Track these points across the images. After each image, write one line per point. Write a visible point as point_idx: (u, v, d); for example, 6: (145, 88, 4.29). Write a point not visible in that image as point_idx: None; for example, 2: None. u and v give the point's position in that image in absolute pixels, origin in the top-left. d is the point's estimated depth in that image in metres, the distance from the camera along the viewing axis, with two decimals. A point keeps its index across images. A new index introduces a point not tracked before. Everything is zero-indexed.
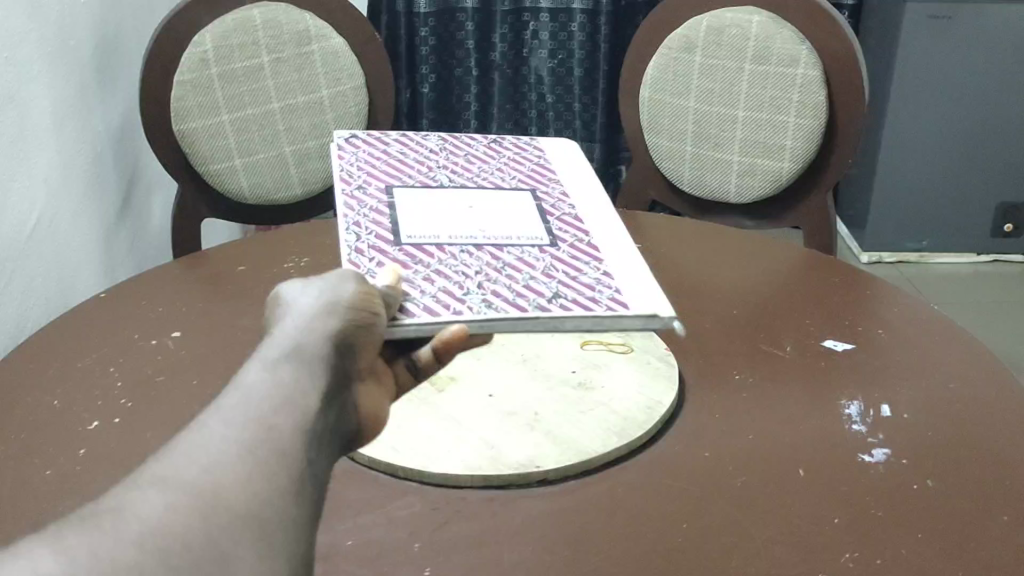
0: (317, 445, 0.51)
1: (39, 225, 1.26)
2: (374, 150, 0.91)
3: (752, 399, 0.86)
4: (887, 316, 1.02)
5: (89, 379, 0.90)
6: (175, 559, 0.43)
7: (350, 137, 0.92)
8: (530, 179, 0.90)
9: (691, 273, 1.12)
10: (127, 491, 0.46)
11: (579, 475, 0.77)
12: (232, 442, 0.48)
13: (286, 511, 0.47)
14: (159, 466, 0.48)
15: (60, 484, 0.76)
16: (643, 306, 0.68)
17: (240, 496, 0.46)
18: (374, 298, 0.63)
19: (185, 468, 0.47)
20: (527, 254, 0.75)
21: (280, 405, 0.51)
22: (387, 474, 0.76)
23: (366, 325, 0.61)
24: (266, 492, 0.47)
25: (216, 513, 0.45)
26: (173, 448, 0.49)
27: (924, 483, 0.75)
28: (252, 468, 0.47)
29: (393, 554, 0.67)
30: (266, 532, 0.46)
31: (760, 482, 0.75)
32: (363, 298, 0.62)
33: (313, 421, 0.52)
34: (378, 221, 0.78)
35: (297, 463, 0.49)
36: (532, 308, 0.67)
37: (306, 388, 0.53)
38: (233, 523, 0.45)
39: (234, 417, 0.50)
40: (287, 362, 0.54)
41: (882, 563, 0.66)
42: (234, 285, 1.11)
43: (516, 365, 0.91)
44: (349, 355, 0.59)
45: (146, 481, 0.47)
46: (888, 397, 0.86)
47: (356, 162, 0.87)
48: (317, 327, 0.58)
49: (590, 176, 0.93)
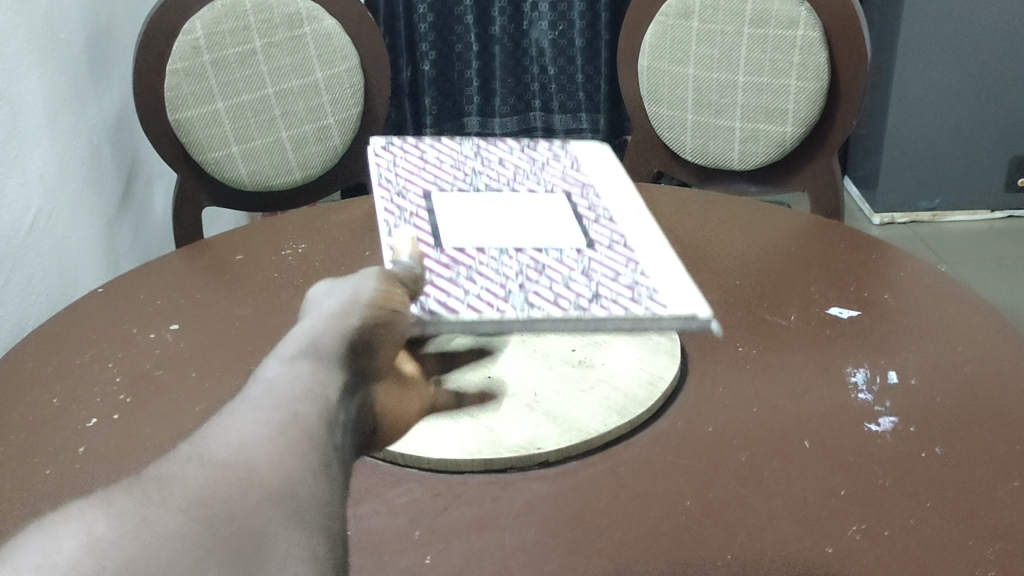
0: (339, 433, 0.53)
1: (37, 220, 1.25)
2: (410, 155, 0.90)
3: (757, 369, 0.85)
4: (895, 281, 1.00)
5: (88, 375, 0.89)
6: (216, 525, 0.44)
7: (386, 143, 0.91)
8: (566, 183, 0.89)
9: (693, 244, 1.11)
10: (168, 463, 0.48)
11: (580, 456, 0.75)
12: (263, 424, 0.50)
13: (316, 488, 0.48)
14: (194, 447, 0.49)
15: (59, 482, 0.75)
16: (683, 307, 0.67)
17: (273, 474, 0.47)
18: (393, 284, 0.65)
19: (219, 446, 0.48)
20: (565, 255, 0.74)
21: (306, 394, 0.53)
22: (386, 462, 0.76)
23: (386, 324, 0.61)
24: (297, 471, 0.48)
25: (251, 487, 0.46)
26: (208, 430, 0.51)
27: (933, 451, 0.73)
28: (283, 450, 0.49)
29: (394, 540, 0.67)
30: (300, 508, 0.46)
31: (764, 455, 0.74)
32: (387, 277, 0.65)
33: (335, 411, 0.53)
34: (419, 225, 0.77)
35: (322, 447, 0.50)
36: (575, 308, 0.65)
37: (327, 382, 0.55)
38: (267, 499, 0.46)
39: (262, 404, 0.52)
40: (310, 351, 0.57)
41: (891, 535, 0.65)
42: (232, 274, 1.10)
43: (515, 346, 0.89)
44: (367, 356, 0.60)
45: (185, 456, 0.49)
46: (895, 362, 0.85)
47: (392, 168, 0.86)
48: (336, 325, 0.60)
49: (622, 176, 0.92)
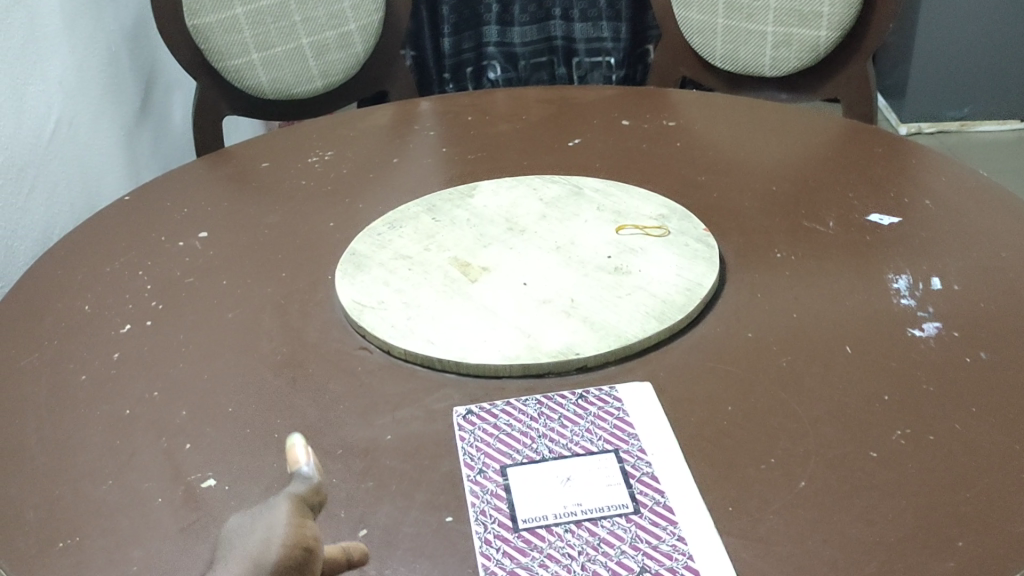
0: None
1: (59, 128, 1.24)
2: None
3: (796, 277, 0.84)
4: (935, 186, 0.98)
5: (118, 282, 0.89)
6: None
7: None
8: None
9: (727, 151, 1.09)
10: None
11: (619, 360, 0.75)
12: None
13: None
14: None
15: (96, 387, 0.75)
16: (670, 458, 0.64)
17: None
18: (308, 512, 0.46)
19: None
20: (568, 407, 0.70)
21: None
22: (425, 367, 0.76)
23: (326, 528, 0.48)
24: None
25: None
26: None
27: (977, 356, 0.72)
28: None
29: (433, 446, 0.67)
30: None
31: (806, 361, 0.73)
32: (298, 500, 0.46)
33: None
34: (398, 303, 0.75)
35: None
36: (570, 489, 0.62)
37: None
38: None
39: None
40: None
41: (936, 440, 0.64)
42: (259, 182, 1.08)
43: (551, 254, 0.88)
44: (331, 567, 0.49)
45: None
46: (938, 269, 0.83)
47: None
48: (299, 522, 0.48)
49: None
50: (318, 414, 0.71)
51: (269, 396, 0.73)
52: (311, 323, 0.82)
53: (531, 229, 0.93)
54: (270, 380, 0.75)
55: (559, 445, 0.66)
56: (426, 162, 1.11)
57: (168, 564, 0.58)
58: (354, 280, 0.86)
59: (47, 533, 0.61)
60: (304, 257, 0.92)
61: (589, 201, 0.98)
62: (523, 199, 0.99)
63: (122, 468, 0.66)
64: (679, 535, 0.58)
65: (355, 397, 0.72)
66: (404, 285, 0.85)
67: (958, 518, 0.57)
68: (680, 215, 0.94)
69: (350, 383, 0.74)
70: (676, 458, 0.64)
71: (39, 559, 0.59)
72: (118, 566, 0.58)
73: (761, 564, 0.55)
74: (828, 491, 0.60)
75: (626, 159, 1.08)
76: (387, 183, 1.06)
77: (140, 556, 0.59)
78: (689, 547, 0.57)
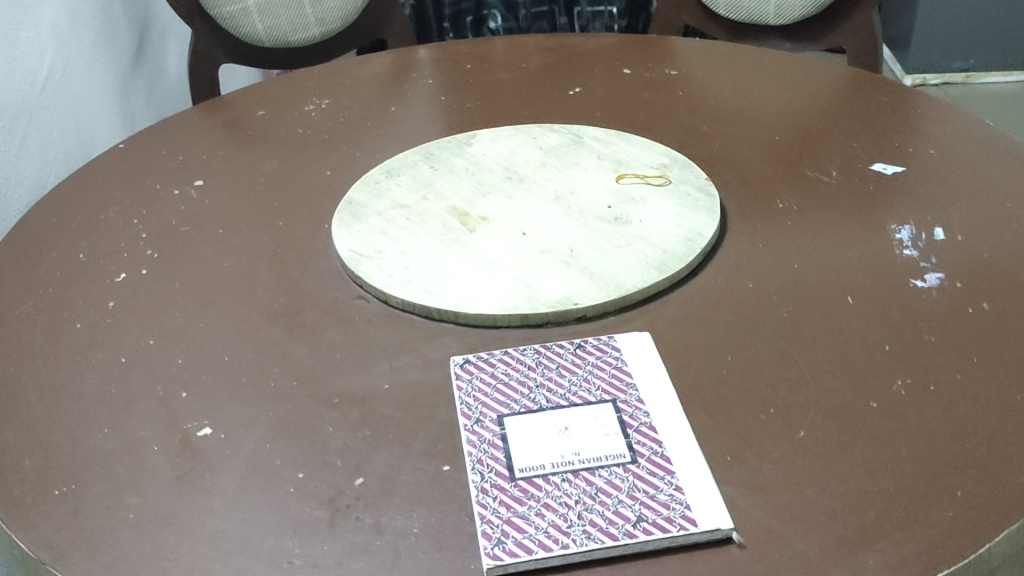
0: None
1: (52, 75, 1.22)
2: None
3: (798, 227, 0.83)
4: (940, 135, 0.96)
5: (113, 231, 0.88)
6: None
7: None
8: None
9: (729, 100, 1.07)
10: None
11: (618, 310, 0.74)
12: None
13: None
14: None
15: (91, 335, 0.74)
16: (669, 409, 0.63)
17: None
18: None
19: None
20: (567, 358, 0.69)
21: None
22: (422, 317, 0.75)
23: None
24: None
25: None
26: None
27: (980, 306, 0.71)
28: None
29: (431, 396, 0.66)
30: None
31: (807, 311, 0.72)
32: None
33: None
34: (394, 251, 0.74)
35: None
36: (568, 438, 0.61)
37: None
38: None
39: None
40: None
41: (937, 390, 0.63)
42: (254, 130, 1.07)
43: (550, 203, 0.87)
44: None
45: None
46: (942, 219, 0.82)
47: None
48: None
49: None
50: (315, 362, 0.70)
51: (265, 345, 0.72)
52: (307, 272, 0.81)
53: (530, 178, 0.92)
54: (266, 329, 0.74)
55: (557, 394, 0.65)
56: (424, 110, 1.09)
57: (164, 511, 0.58)
58: (351, 229, 0.85)
59: (42, 480, 0.61)
60: (301, 206, 0.91)
61: (589, 150, 0.97)
62: (522, 147, 0.98)
63: (118, 416, 0.66)
64: (677, 485, 0.57)
65: (351, 345, 0.72)
66: (402, 234, 0.84)
67: (957, 468, 0.57)
68: (681, 164, 0.93)
69: (347, 332, 0.74)
70: (675, 410, 0.63)
71: (34, 506, 0.59)
72: (114, 513, 0.58)
73: (759, 513, 0.55)
74: (827, 440, 0.60)
75: (626, 108, 1.07)
76: (384, 132, 1.05)
77: (136, 503, 0.59)
78: (686, 496, 0.56)
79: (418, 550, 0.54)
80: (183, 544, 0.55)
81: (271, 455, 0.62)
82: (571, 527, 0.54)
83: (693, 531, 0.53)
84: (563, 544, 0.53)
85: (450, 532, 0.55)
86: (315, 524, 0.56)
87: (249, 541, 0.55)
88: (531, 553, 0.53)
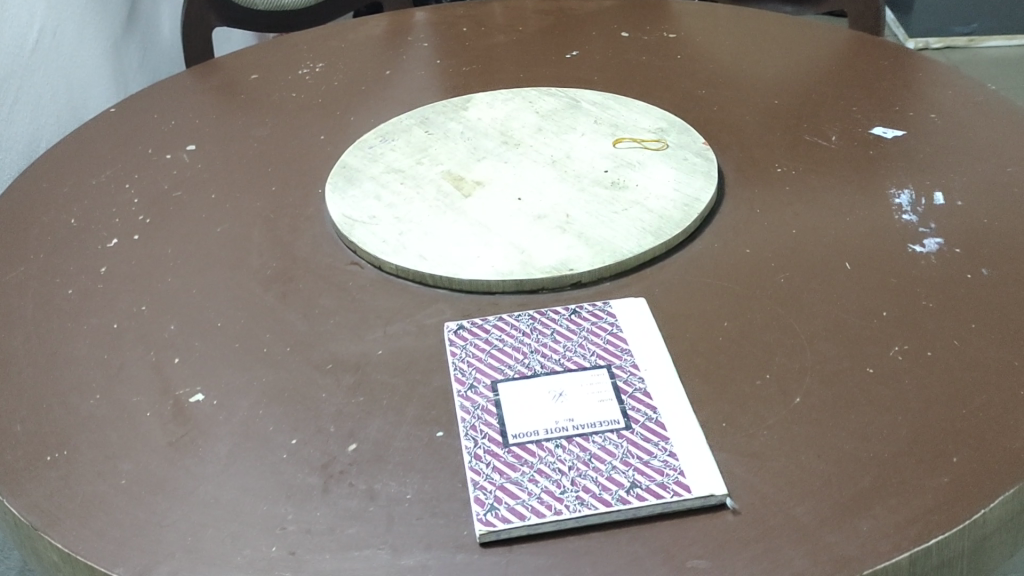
0: None
1: (42, 38, 1.21)
2: None
3: (796, 192, 0.82)
4: (941, 99, 0.95)
5: (105, 196, 0.87)
6: None
7: None
8: None
9: (728, 63, 1.06)
10: None
11: (614, 276, 0.74)
12: None
13: None
14: None
15: (83, 301, 0.74)
16: (665, 376, 0.63)
17: None
18: None
19: None
20: (562, 323, 0.68)
21: None
22: (417, 283, 0.75)
23: None
24: None
25: None
26: None
27: (978, 272, 0.70)
28: None
29: (425, 361, 0.66)
30: None
31: (804, 277, 0.72)
32: None
33: None
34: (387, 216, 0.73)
35: None
36: (562, 404, 0.61)
37: None
38: None
39: None
40: None
41: (934, 356, 0.63)
42: (248, 94, 1.06)
43: (546, 168, 0.87)
44: None
45: None
46: (941, 184, 0.82)
47: None
48: None
49: None
50: (309, 328, 0.70)
51: (258, 310, 0.72)
52: (301, 237, 0.81)
53: (527, 142, 0.91)
54: (260, 295, 0.74)
55: (551, 360, 0.65)
56: (420, 74, 1.08)
57: (157, 477, 0.58)
58: (345, 195, 0.84)
59: (35, 445, 0.60)
60: (295, 171, 0.90)
61: (586, 114, 0.96)
62: (518, 111, 0.97)
63: (110, 382, 0.66)
64: (671, 451, 0.56)
65: (345, 311, 0.71)
66: (397, 200, 0.83)
67: (954, 434, 0.57)
68: (679, 128, 0.92)
69: (341, 297, 0.73)
70: (670, 376, 0.63)
71: (26, 472, 0.58)
72: (107, 479, 0.58)
73: (753, 479, 0.55)
74: (823, 406, 0.59)
75: (624, 72, 1.06)
76: (380, 95, 1.04)
77: (128, 469, 0.58)
78: (680, 462, 0.55)
79: (412, 516, 0.54)
80: (176, 510, 0.55)
81: (264, 421, 0.61)
82: (564, 493, 0.54)
83: (686, 497, 0.53)
84: (556, 510, 0.53)
85: (444, 498, 0.55)
86: (308, 490, 0.56)
87: (242, 507, 0.55)
88: (524, 519, 0.52)
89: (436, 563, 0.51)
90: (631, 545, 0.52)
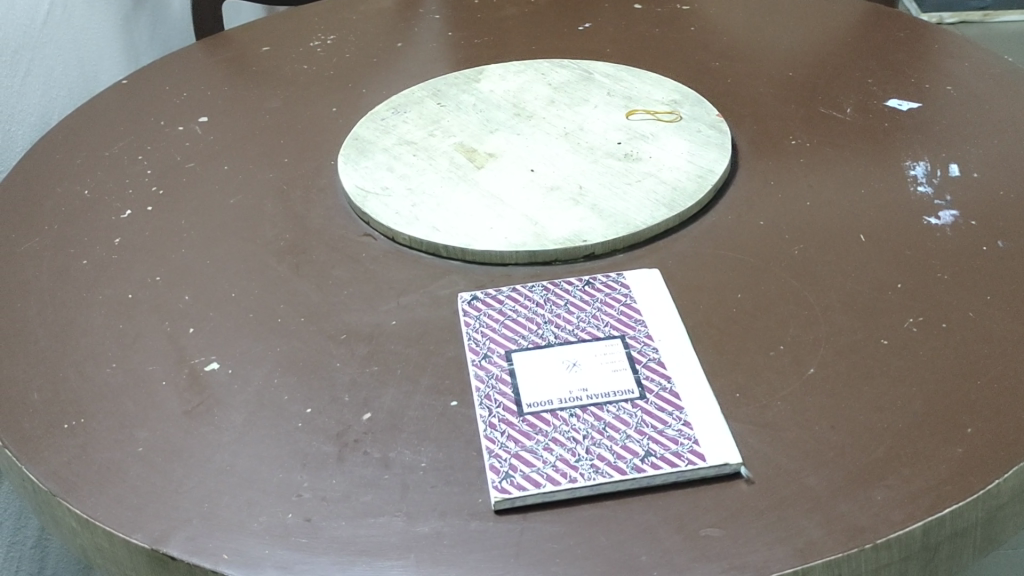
0: None
1: (53, 12, 1.20)
2: None
3: (811, 164, 0.81)
4: (958, 72, 0.94)
5: (118, 167, 0.87)
6: None
7: None
8: None
9: (742, 36, 1.05)
10: None
11: (627, 248, 0.74)
12: None
13: None
14: None
15: (97, 272, 0.74)
16: (678, 347, 0.63)
17: None
18: None
19: None
20: (576, 294, 0.68)
21: None
22: (430, 255, 0.75)
23: None
24: None
25: None
26: None
27: (994, 245, 0.70)
28: None
29: (439, 332, 0.66)
30: None
31: (819, 249, 0.71)
32: None
33: None
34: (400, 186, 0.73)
35: None
36: (577, 374, 0.61)
37: None
38: None
39: None
40: None
41: (949, 327, 0.63)
42: (259, 67, 1.05)
43: (559, 140, 0.86)
44: None
45: None
46: (957, 157, 0.81)
47: None
48: None
49: None
50: (322, 299, 0.70)
51: (271, 282, 0.72)
52: (314, 209, 0.81)
53: (539, 114, 0.90)
54: (273, 267, 0.74)
55: (565, 330, 0.65)
56: (431, 46, 1.07)
57: (173, 445, 0.58)
58: (358, 166, 0.84)
59: (52, 413, 0.61)
60: (307, 143, 0.90)
61: (598, 86, 0.95)
62: (531, 84, 0.97)
63: (126, 352, 0.66)
64: (686, 421, 0.57)
65: (358, 283, 0.71)
66: (409, 171, 0.83)
67: (968, 404, 0.57)
68: (692, 100, 0.91)
69: (355, 269, 0.73)
70: (684, 347, 0.63)
71: (44, 440, 0.59)
72: (124, 446, 0.58)
73: (767, 448, 0.55)
74: (838, 378, 0.59)
75: (638, 44, 1.05)
76: (391, 68, 1.03)
77: (145, 437, 0.59)
78: (694, 432, 0.56)
79: (426, 484, 0.54)
80: (192, 478, 0.55)
81: (279, 390, 0.62)
82: (579, 461, 0.54)
83: (702, 466, 0.53)
84: (571, 478, 0.53)
85: (458, 466, 0.55)
86: (324, 458, 0.56)
87: (257, 475, 0.55)
88: (539, 487, 0.53)
89: (450, 530, 0.51)
90: (645, 513, 0.52)
